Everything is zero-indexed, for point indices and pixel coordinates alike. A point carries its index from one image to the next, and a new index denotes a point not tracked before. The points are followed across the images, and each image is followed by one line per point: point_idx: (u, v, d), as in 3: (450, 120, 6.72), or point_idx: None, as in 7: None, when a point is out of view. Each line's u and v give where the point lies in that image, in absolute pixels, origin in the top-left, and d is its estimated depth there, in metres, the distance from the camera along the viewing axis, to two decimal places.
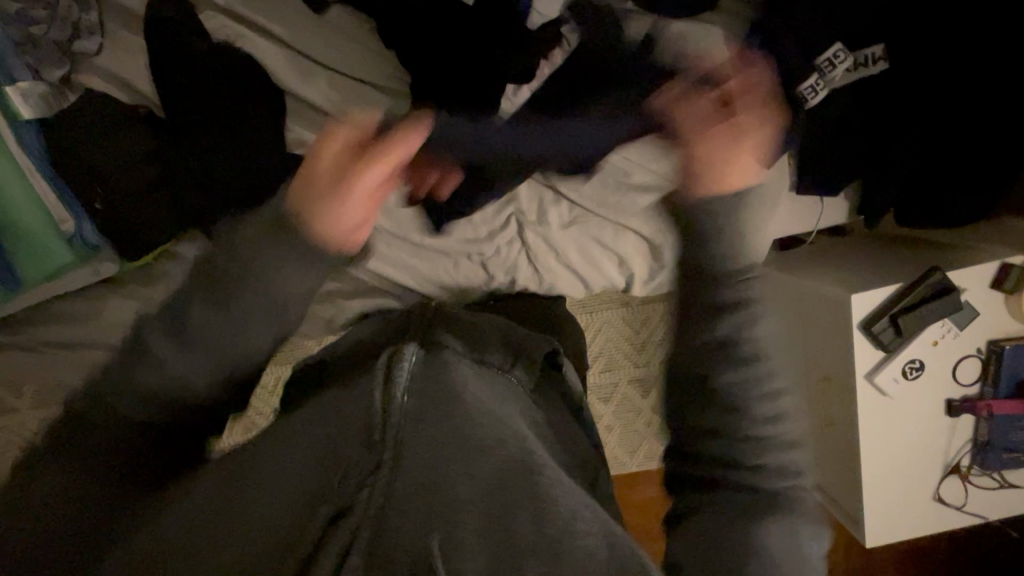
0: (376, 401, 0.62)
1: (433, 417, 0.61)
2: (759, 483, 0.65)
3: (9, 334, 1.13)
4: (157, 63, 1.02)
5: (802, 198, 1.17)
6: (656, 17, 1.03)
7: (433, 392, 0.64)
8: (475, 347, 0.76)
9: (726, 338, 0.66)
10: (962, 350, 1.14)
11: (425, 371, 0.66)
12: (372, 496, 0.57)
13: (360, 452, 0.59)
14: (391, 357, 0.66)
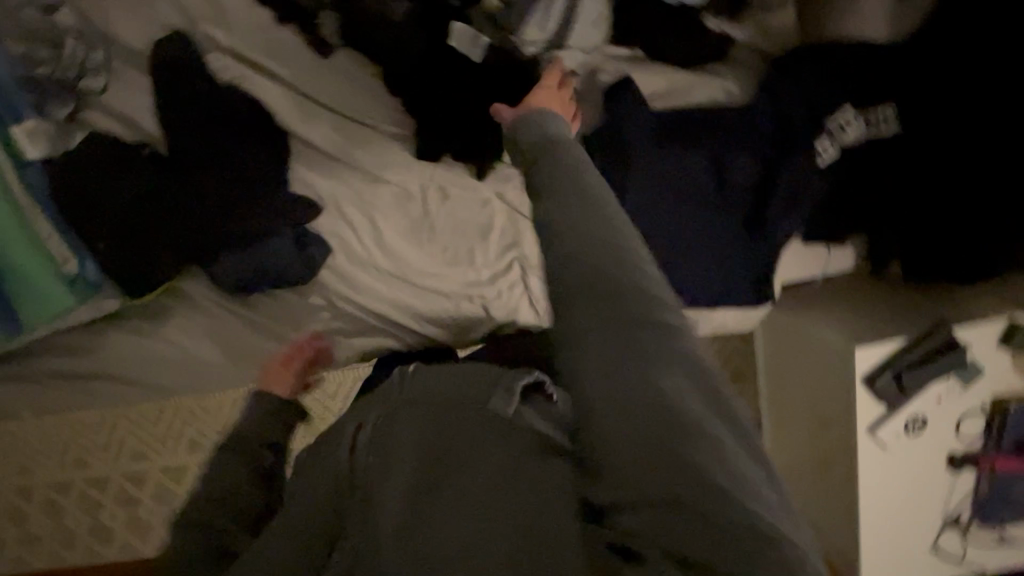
0: (341, 462, 0.55)
1: (394, 461, 0.52)
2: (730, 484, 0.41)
3: (15, 365, 1.14)
4: (163, 104, 1.02)
5: (809, 247, 1.17)
6: (666, 65, 1.01)
7: (385, 443, 0.53)
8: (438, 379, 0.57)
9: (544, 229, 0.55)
10: (966, 406, 1.13)
11: (376, 429, 0.55)
12: (343, 558, 0.51)
13: (335, 511, 0.54)
14: (352, 427, 0.57)
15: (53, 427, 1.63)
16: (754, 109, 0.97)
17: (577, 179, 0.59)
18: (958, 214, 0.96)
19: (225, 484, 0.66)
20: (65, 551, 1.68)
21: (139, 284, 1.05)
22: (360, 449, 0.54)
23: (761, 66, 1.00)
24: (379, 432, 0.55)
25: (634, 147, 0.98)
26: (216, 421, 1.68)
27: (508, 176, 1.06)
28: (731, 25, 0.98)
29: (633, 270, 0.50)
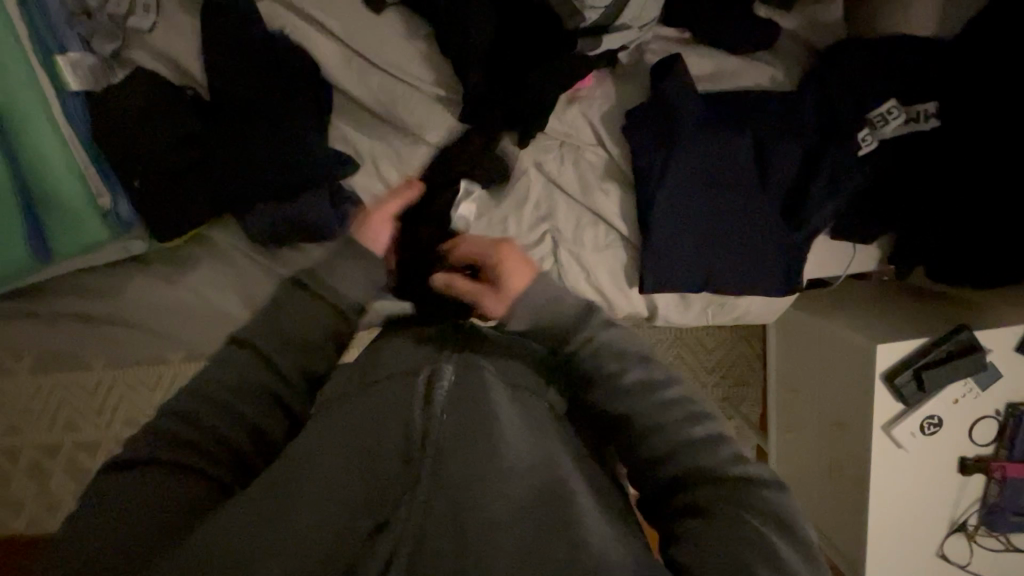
0: (415, 421, 0.62)
1: (464, 433, 0.61)
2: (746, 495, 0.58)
3: (32, 303, 1.12)
4: (211, 47, 1.01)
5: (833, 243, 1.17)
6: (713, 49, 1.02)
7: (465, 398, 0.66)
8: (508, 373, 0.73)
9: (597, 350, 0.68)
10: (981, 410, 1.13)
11: (460, 386, 0.67)
12: (406, 516, 0.54)
13: (396, 470, 0.59)
14: (426, 378, 0.68)
15: (60, 380, 1.64)
16: (799, 102, 1.00)
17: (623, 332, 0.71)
18: (988, 215, 0.98)
19: (241, 400, 0.66)
20: (48, 517, 1.69)
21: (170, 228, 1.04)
22: (438, 404, 0.64)
23: (804, 57, 1.04)
24: (459, 393, 0.66)
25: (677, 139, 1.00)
26: None
27: (547, 147, 1.07)
28: (780, 13, 1.01)
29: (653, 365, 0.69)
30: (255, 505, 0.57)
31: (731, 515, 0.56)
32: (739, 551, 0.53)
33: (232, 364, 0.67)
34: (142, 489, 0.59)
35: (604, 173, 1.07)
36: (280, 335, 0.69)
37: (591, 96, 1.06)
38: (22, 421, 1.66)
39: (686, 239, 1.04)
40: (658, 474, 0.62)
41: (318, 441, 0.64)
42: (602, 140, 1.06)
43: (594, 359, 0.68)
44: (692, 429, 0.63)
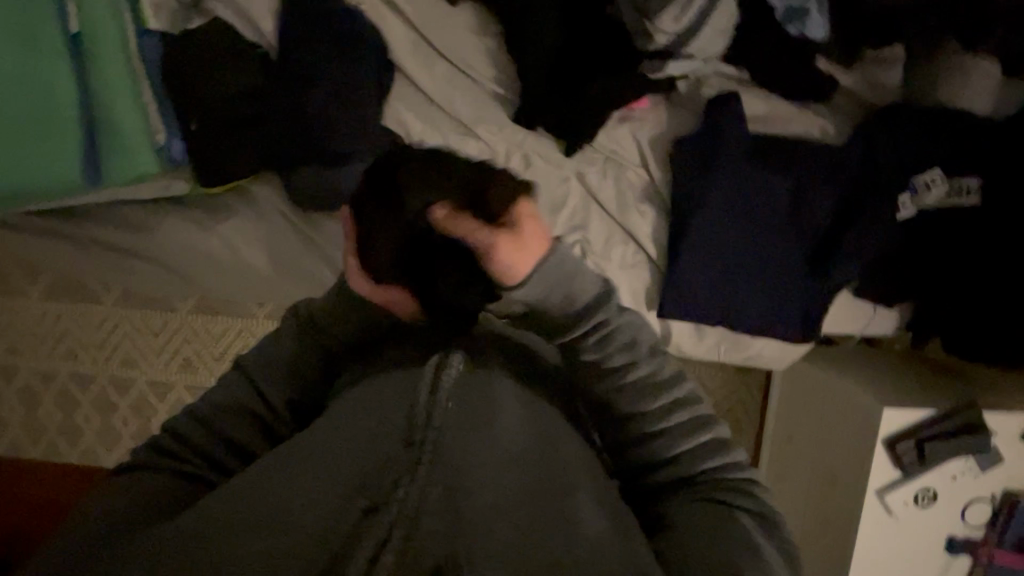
0: (418, 409, 0.60)
1: (466, 425, 0.60)
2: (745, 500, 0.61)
3: (64, 227, 1.15)
4: (285, 10, 1.04)
5: (857, 301, 1.17)
6: (770, 93, 1.04)
7: (473, 397, 0.63)
8: (520, 355, 0.71)
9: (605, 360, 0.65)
10: (978, 491, 1.13)
11: (469, 374, 0.64)
12: (403, 499, 0.53)
13: (395, 453, 0.57)
14: (437, 361, 0.64)
15: (67, 309, 1.66)
16: (846, 155, 1.01)
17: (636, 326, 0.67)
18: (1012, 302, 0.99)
19: (221, 415, 0.68)
20: (29, 443, 1.70)
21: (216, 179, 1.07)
22: (445, 390, 0.62)
23: (857, 113, 1.04)
24: (468, 381, 0.64)
25: (716, 177, 1.02)
26: (212, 351, 1.64)
27: (592, 160, 1.09)
28: (840, 69, 1.02)
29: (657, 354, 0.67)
30: (258, 483, 0.57)
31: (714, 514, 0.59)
32: (712, 549, 0.55)
33: (224, 384, 0.70)
34: (131, 481, 0.62)
35: (643, 195, 1.09)
36: (260, 351, 0.73)
37: (644, 118, 1.07)
38: (21, 344, 1.68)
39: (711, 271, 1.05)
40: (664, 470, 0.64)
41: (325, 421, 0.63)
42: (645, 161, 1.08)
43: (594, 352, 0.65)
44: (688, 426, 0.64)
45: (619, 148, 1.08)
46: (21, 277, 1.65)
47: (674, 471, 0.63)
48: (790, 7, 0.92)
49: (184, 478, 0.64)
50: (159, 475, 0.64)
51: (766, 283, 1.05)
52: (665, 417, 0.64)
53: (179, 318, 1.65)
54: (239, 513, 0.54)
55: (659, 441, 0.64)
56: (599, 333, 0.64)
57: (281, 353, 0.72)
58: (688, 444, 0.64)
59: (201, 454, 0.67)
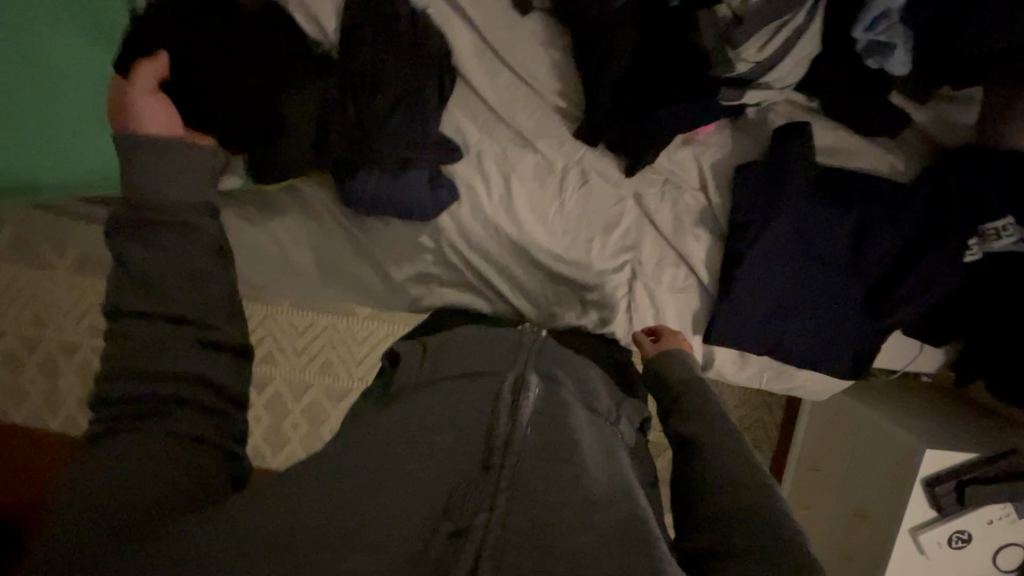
0: (498, 430, 0.62)
1: (544, 452, 0.61)
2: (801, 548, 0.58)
3: (113, 212, 1.15)
4: (353, 9, 1.02)
5: (905, 339, 1.17)
6: (840, 125, 1.02)
7: (549, 425, 0.65)
8: (582, 390, 0.76)
9: (695, 406, 0.77)
10: (1012, 537, 1.13)
11: (544, 403, 0.68)
12: (490, 525, 0.52)
13: (475, 475, 0.58)
14: (513, 386, 0.69)
15: (95, 284, 1.65)
16: (914, 197, 0.99)
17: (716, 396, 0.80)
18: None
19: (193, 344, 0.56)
20: (47, 415, 1.70)
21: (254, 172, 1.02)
22: (524, 416, 0.65)
23: (926, 154, 1.02)
24: (543, 409, 0.67)
25: (784, 207, 1.00)
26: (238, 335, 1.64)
27: (651, 181, 1.08)
28: (914, 104, 0.99)
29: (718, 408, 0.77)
30: (336, 485, 0.55)
31: (772, 550, 0.57)
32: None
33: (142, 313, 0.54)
34: (107, 468, 0.50)
35: (700, 220, 1.08)
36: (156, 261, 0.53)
37: (707, 142, 1.06)
38: (47, 316, 1.67)
39: (765, 295, 1.04)
40: (716, 503, 0.63)
41: (399, 432, 0.64)
42: (705, 187, 1.07)
43: (691, 391, 0.80)
44: (753, 474, 0.66)
45: (679, 170, 1.07)
46: (50, 250, 1.64)
47: (738, 507, 0.62)
48: (875, 42, 0.88)
49: (176, 438, 0.54)
50: (159, 446, 0.53)
51: (815, 317, 1.05)
52: (731, 447, 0.69)
53: None
54: (314, 521, 0.51)
55: (726, 477, 0.65)
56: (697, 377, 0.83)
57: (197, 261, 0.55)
58: (758, 482, 0.65)
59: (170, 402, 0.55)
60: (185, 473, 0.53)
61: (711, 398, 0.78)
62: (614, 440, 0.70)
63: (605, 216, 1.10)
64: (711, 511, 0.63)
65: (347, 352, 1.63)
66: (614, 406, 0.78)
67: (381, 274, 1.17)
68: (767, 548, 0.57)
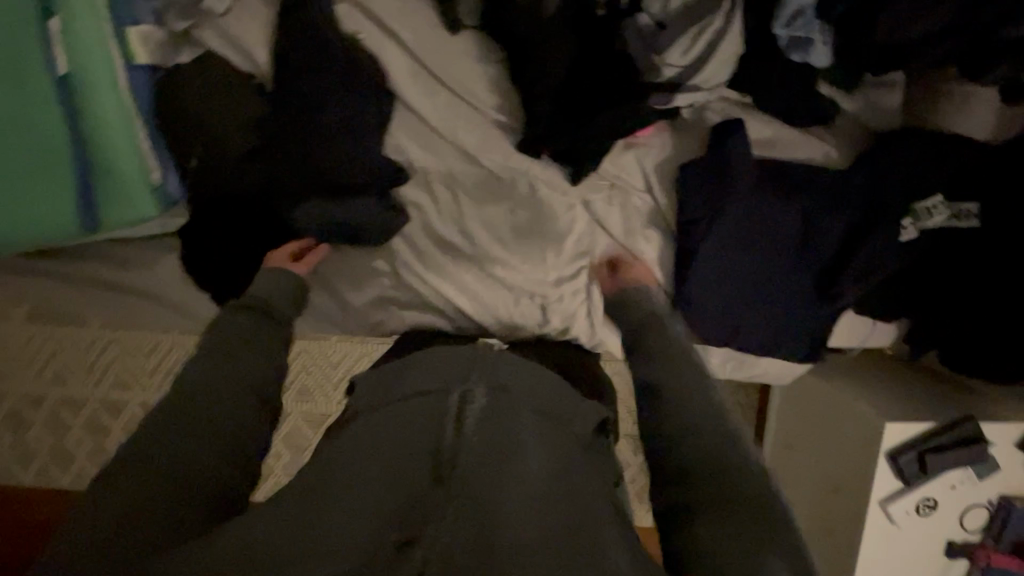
0: (444, 443, 0.63)
1: (491, 457, 0.61)
2: (765, 503, 0.59)
3: (60, 263, 1.12)
4: (283, 40, 1.01)
5: (857, 317, 1.20)
6: (774, 117, 1.04)
7: (497, 431, 0.65)
8: (535, 395, 0.75)
9: (663, 355, 0.80)
10: (975, 498, 1.17)
11: (492, 410, 0.68)
12: (439, 532, 0.53)
13: (423, 486, 0.58)
14: (457, 400, 0.69)
15: (54, 333, 1.61)
16: (851, 182, 1.01)
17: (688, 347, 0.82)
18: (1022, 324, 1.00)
19: (221, 396, 0.68)
20: (20, 470, 1.66)
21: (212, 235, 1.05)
22: (470, 427, 0.65)
23: (859, 137, 1.04)
24: (491, 416, 0.67)
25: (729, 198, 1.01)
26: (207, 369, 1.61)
27: (598, 186, 1.09)
28: (841, 92, 1.02)
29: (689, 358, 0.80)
30: (282, 525, 0.55)
31: (729, 505, 0.59)
32: (721, 532, 0.56)
33: (209, 368, 0.71)
34: (128, 498, 0.57)
35: (650, 220, 1.10)
36: (246, 341, 0.77)
37: (649, 143, 1.07)
38: (8, 370, 1.63)
39: (721, 285, 1.05)
40: (684, 470, 0.64)
41: (351, 457, 0.64)
42: (651, 187, 1.08)
43: (665, 360, 0.79)
44: (719, 433, 0.67)
45: (625, 174, 1.08)
46: None
47: (702, 471, 0.63)
48: (795, 37, 0.91)
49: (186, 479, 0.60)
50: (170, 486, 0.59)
51: (771, 305, 1.07)
52: (697, 409, 0.70)
53: (167, 338, 1.61)
54: (262, 554, 0.52)
55: (693, 436, 0.67)
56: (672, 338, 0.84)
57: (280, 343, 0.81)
58: (723, 436, 0.66)
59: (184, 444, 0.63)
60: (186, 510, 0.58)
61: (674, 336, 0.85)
62: (567, 440, 0.70)
63: (557, 225, 1.10)
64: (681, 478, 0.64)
65: (323, 376, 1.61)
66: (571, 404, 0.78)
67: (340, 301, 1.16)
68: (729, 510, 0.58)
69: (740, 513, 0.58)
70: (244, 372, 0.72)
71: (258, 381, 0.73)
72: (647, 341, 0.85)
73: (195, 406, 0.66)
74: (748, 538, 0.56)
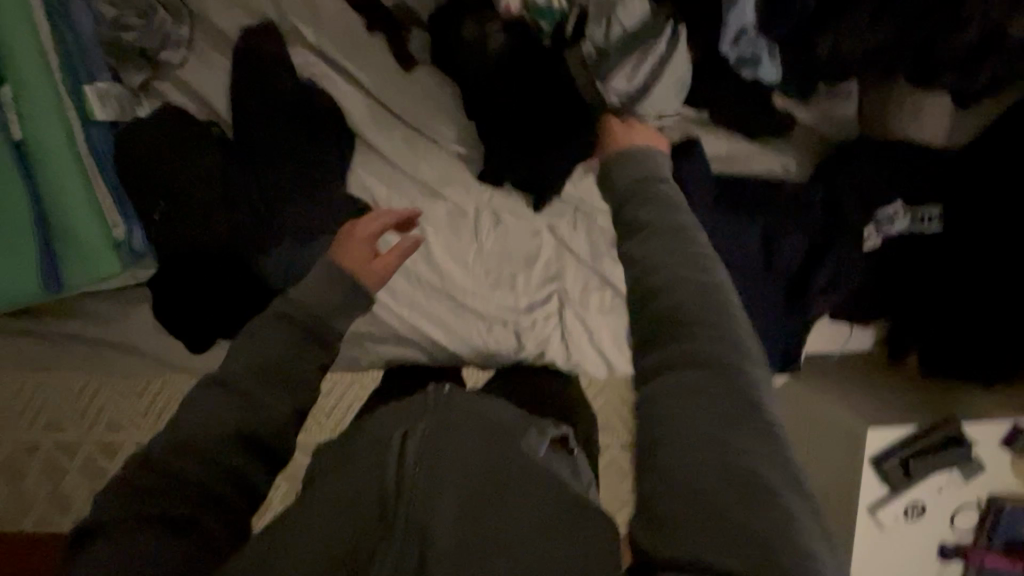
0: (388, 478, 0.61)
1: (433, 488, 0.60)
2: (741, 422, 0.49)
3: (35, 319, 1.13)
4: (239, 87, 1.02)
5: (831, 323, 1.20)
6: (732, 133, 1.04)
7: (440, 461, 0.62)
8: (489, 416, 0.71)
9: (638, 225, 0.61)
10: (963, 499, 1.16)
11: (436, 436, 0.65)
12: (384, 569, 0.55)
13: (370, 524, 0.58)
14: (400, 434, 0.66)
15: (43, 381, 1.61)
16: (810, 193, 1.01)
17: (671, 208, 0.62)
18: (995, 324, 1.00)
19: (210, 445, 0.60)
20: (17, 520, 1.66)
21: (191, 279, 1.04)
22: (411, 459, 0.62)
23: (816, 148, 1.06)
24: (434, 443, 0.64)
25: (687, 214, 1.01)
26: None
27: (562, 212, 1.10)
28: (797, 104, 1.01)
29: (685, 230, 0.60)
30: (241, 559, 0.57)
31: (715, 433, 0.49)
32: (705, 477, 0.47)
33: (209, 405, 0.62)
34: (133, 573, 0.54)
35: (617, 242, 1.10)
36: (250, 365, 0.64)
37: None
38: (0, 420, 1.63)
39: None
40: (654, 386, 0.53)
41: (309, 500, 0.64)
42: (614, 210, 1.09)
43: (640, 248, 0.59)
44: (707, 324, 0.54)
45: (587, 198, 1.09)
46: None
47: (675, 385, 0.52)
48: (743, 56, 0.90)
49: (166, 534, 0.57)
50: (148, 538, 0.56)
51: (745, 320, 1.05)
52: (698, 292, 0.55)
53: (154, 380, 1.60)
54: None
55: (670, 340, 0.54)
56: (640, 217, 0.61)
57: (294, 363, 0.66)
58: (701, 330, 0.53)
59: (191, 503, 0.59)
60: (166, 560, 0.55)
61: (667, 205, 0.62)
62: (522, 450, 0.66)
63: (523, 252, 1.11)
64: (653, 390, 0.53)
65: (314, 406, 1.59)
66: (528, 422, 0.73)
67: None
68: (701, 431, 0.49)
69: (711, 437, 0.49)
70: (242, 414, 0.62)
71: (254, 419, 0.63)
72: (629, 213, 0.64)
73: (180, 442, 0.60)
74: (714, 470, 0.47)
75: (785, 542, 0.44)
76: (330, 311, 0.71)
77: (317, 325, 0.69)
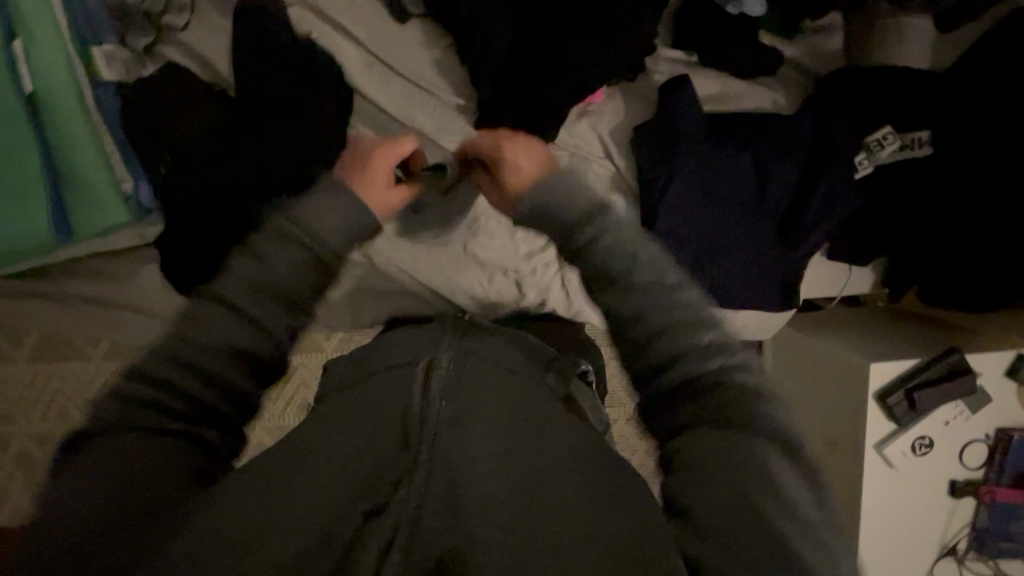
0: (413, 407, 0.62)
1: (459, 417, 0.61)
2: (753, 422, 0.57)
3: (48, 284, 1.16)
4: (237, 44, 1.04)
5: (832, 263, 1.19)
6: (721, 73, 1.06)
7: (463, 396, 0.63)
8: (504, 356, 0.75)
9: (597, 269, 0.70)
10: (971, 433, 1.16)
11: (459, 374, 0.67)
12: (410, 496, 0.53)
13: (393, 454, 0.57)
14: (424, 367, 0.68)
15: None
16: (798, 125, 1.04)
17: (641, 240, 0.71)
18: (992, 243, 1.00)
19: (199, 353, 0.58)
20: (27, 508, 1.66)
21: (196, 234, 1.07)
22: (435, 392, 0.63)
23: (804, 84, 1.08)
24: (455, 384, 0.65)
25: (684, 154, 1.02)
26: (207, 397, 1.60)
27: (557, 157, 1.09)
28: (782, 41, 1.06)
29: (657, 265, 0.69)
30: (248, 484, 0.55)
31: (740, 446, 0.55)
32: (731, 484, 0.52)
33: (206, 314, 0.60)
34: (122, 471, 0.52)
35: (614, 183, 1.09)
36: (255, 283, 0.63)
37: (602, 111, 1.09)
38: None
39: (701, 245, 1.06)
40: (670, 382, 0.61)
41: (322, 427, 0.64)
42: (609, 153, 1.09)
43: (630, 304, 0.66)
44: (719, 364, 0.61)
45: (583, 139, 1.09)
46: None
47: (683, 388, 0.61)
48: None
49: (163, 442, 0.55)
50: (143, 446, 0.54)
51: (743, 256, 1.07)
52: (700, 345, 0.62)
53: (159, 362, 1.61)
54: (222, 530, 0.50)
55: (673, 353, 0.62)
56: (640, 276, 0.67)
57: (292, 282, 0.64)
58: (694, 346, 0.62)
59: (185, 416, 0.57)
60: (162, 477, 0.53)
61: (617, 243, 0.70)
62: (541, 394, 0.70)
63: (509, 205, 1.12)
64: (666, 401, 0.61)
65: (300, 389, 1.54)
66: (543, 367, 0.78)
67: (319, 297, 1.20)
68: (711, 420, 0.57)
69: (718, 421, 0.57)
70: (237, 326, 0.60)
71: (244, 333, 0.61)
72: (574, 241, 0.74)
73: (178, 352, 0.58)
74: (727, 454, 0.54)
75: (808, 544, 0.50)
76: (337, 228, 0.69)
77: (320, 245, 0.67)
